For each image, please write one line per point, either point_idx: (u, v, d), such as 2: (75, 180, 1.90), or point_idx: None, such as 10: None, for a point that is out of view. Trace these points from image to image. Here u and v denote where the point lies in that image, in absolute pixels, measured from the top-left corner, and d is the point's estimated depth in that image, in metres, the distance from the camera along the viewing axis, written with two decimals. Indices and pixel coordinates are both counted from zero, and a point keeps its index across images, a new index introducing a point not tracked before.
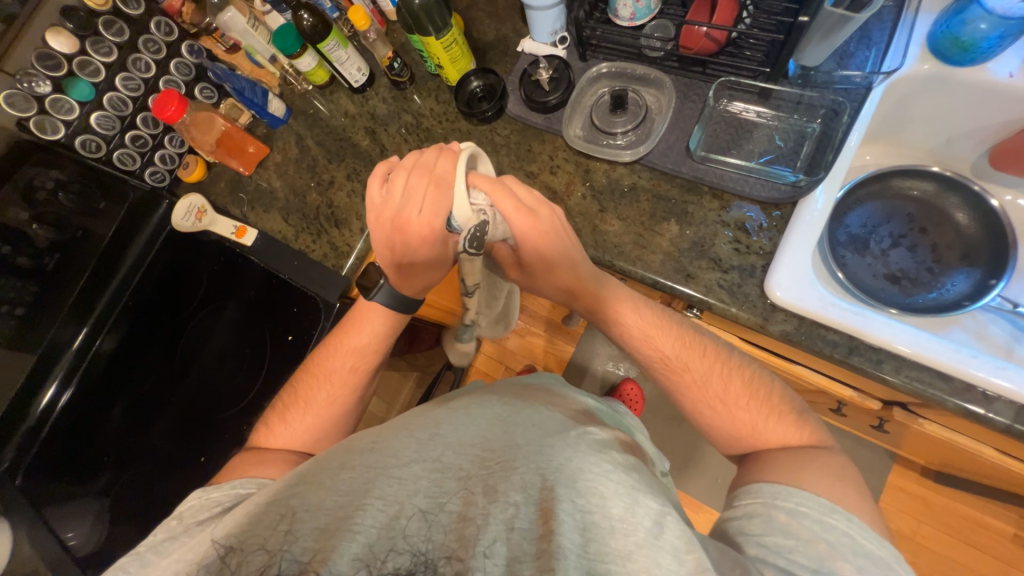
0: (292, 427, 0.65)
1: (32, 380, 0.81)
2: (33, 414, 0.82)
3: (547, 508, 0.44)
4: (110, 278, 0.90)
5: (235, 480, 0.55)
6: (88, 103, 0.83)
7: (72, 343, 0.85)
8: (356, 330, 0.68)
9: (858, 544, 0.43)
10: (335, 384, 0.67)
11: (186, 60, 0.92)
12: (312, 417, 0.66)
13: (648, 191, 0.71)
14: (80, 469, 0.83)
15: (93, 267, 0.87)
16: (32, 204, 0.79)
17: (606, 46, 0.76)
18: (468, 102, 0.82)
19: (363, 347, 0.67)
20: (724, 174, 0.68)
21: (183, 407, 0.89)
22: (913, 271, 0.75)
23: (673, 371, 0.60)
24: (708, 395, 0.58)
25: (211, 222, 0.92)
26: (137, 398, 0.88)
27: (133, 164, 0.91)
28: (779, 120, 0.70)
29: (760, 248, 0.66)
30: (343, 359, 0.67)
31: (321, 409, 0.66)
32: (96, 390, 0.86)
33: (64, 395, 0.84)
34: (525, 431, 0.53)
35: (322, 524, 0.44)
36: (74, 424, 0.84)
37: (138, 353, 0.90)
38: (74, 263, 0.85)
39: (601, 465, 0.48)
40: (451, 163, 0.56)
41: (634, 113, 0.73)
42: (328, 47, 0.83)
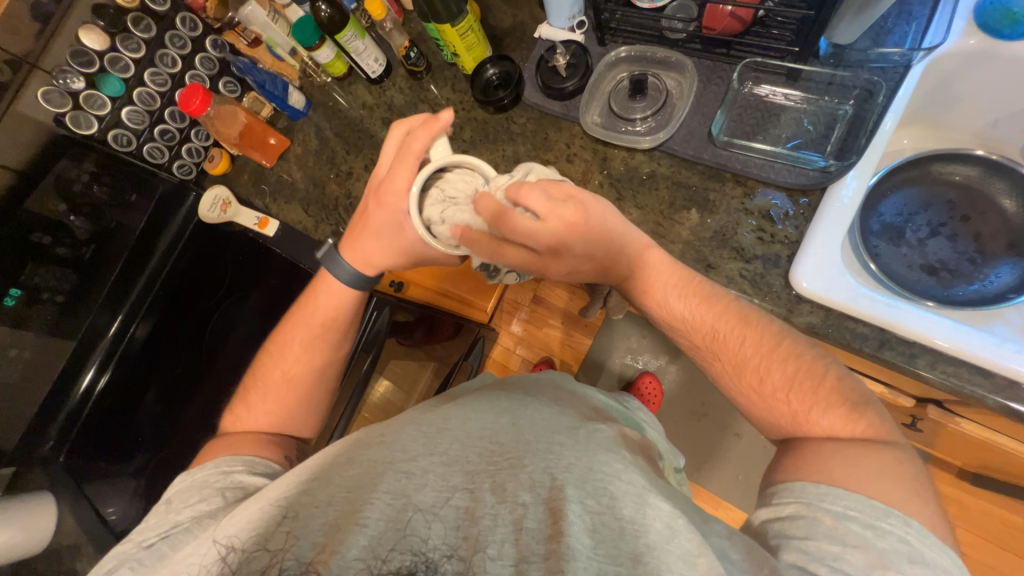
0: (259, 407, 0.67)
1: (70, 364, 0.85)
2: (73, 399, 0.86)
3: (555, 508, 0.44)
4: (143, 268, 0.93)
5: (218, 459, 0.57)
6: (120, 99, 0.86)
7: (107, 332, 0.89)
8: (308, 307, 0.69)
9: (915, 551, 0.41)
10: (295, 366, 0.68)
11: (210, 55, 0.94)
12: (274, 394, 0.67)
13: (667, 179, 0.69)
14: (118, 448, 0.87)
15: (125, 257, 0.90)
16: (70, 197, 0.83)
17: (625, 30, 0.73)
18: (484, 90, 0.81)
19: (313, 320, 0.68)
20: (749, 160, 0.65)
21: (216, 386, 0.94)
22: (952, 261, 0.71)
23: (709, 355, 0.58)
24: (742, 382, 0.55)
25: (235, 213, 0.97)
26: (167, 378, 0.92)
27: (163, 157, 0.95)
28: (808, 103, 0.67)
29: (786, 237, 0.64)
30: (294, 333, 0.68)
31: (282, 386, 0.68)
32: (131, 372, 0.90)
33: (101, 379, 0.88)
34: (534, 426, 0.53)
35: (334, 520, 0.45)
36: (111, 407, 0.87)
37: (171, 339, 0.93)
38: (109, 254, 0.88)
39: (612, 465, 0.48)
40: (426, 137, 0.55)
41: (654, 98, 0.71)
42: (346, 38, 0.83)
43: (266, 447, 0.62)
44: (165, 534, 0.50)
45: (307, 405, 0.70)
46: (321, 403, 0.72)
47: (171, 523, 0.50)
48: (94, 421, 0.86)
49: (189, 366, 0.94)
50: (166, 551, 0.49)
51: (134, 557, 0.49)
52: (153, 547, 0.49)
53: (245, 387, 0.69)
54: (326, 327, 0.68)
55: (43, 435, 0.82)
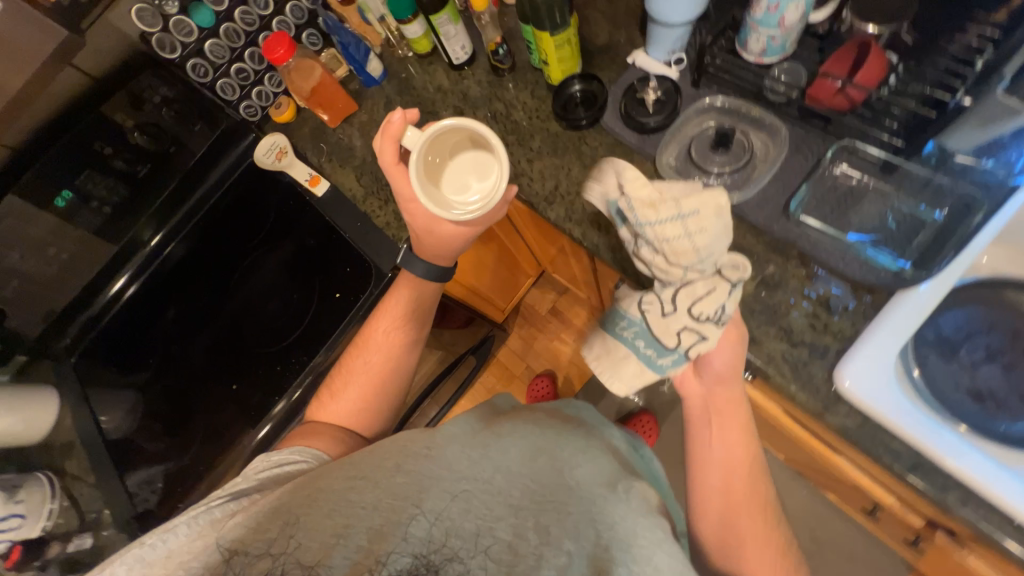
0: (340, 398, 0.69)
1: (111, 265, 0.95)
2: (104, 298, 0.96)
3: (600, 567, 0.45)
4: (192, 194, 0.98)
5: (288, 448, 0.61)
6: (207, 31, 0.86)
7: (146, 244, 0.97)
8: (388, 302, 0.73)
9: None
10: (377, 354, 0.70)
11: (302, 5, 0.92)
12: (359, 388, 0.69)
13: (730, 241, 0.67)
14: (120, 355, 0.95)
15: (176, 184, 0.96)
16: (138, 112, 0.87)
17: (719, 76, 0.71)
18: (564, 105, 0.80)
19: (396, 315, 0.72)
20: (818, 242, 0.63)
21: (220, 330, 0.97)
22: (1002, 392, 0.67)
23: (770, 516, 0.60)
24: (780, 555, 0.58)
25: (288, 164, 0.95)
26: (189, 302, 0.98)
27: (232, 96, 0.93)
28: (898, 200, 0.63)
29: (839, 331, 0.61)
30: (381, 324, 0.72)
31: (360, 376, 0.70)
32: (156, 285, 0.98)
33: (130, 288, 0.97)
34: (575, 469, 0.52)
35: (346, 523, 0.46)
36: (131, 315, 0.96)
37: (197, 266, 0.99)
38: (161, 176, 0.94)
39: (655, 533, 0.47)
40: (391, 146, 0.65)
41: (736, 155, 0.69)
42: (440, 20, 0.82)
43: (324, 442, 0.63)
44: (207, 513, 0.53)
45: (381, 401, 0.70)
46: (395, 402, 0.72)
47: (222, 494, 0.55)
48: (116, 324, 0.96)
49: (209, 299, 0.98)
50: (211, 517, 0.52)
51: (185, 519, 0.52)
52: (199, 511, 0.53)
53: (335, 377, 0.72)
54: (398, 325, 0.72)
55: (67, 327, 0.94)
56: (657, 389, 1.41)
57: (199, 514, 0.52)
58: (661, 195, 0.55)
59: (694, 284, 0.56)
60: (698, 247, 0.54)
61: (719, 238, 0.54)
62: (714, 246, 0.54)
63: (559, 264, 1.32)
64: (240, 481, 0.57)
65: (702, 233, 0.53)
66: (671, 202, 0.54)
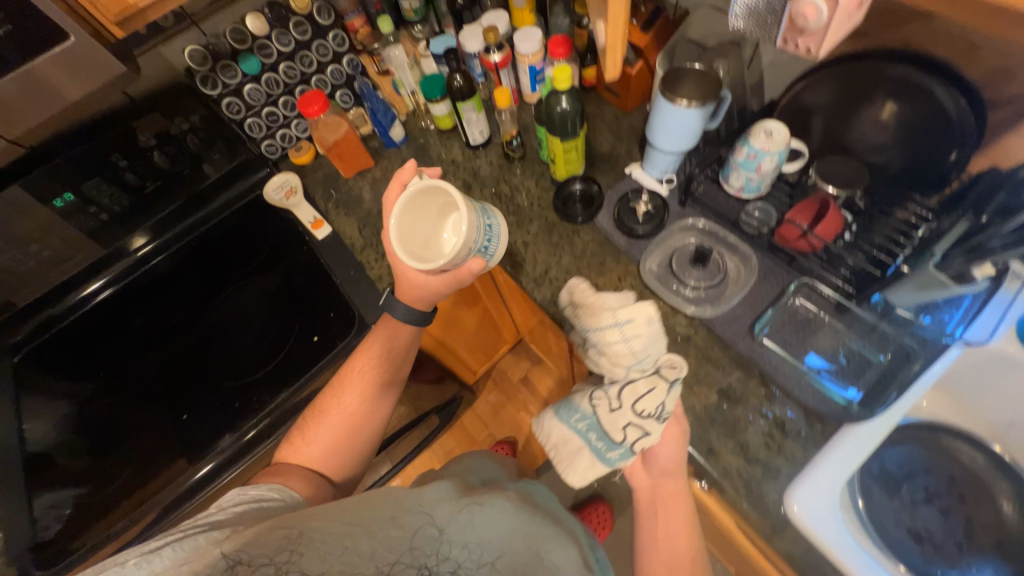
0: (314, 442, 0.67)
1: (90, 269, 0.94)
2: (72, 299, 0.93)
3: None
4: (195, 212, 0.99)
5: (268, 483, 0.60)
6: (250, 77, 0.92)
7: (136, 252, 0.96)
8: (367, 344, 0.73)
9: None
10: (361, 400, 0.70)
11: (342, 69, 1.02)
12: (332, 432, 0.68)
13: (698, 350, 0.72)
14: (86, 356, 0.95)
15: (180, 203, 0.98)
16: (163, 134, 0.91)
17: (702, 200, 0.80)
18: (565, 200, 0.88)
19: (375, 357, 0.72)
20: (778, 365, 0.68)
21: (184, 347, 1.03)
22: (940, 537, 0.70)
23: None
24: None
25: (296, 203, 0.98)
26: (169, 315, 1.02)
27: (257, 133, 0.99)
28: (849, 340, 0.68)
29: (791, 454, 0.64)
30: (358, 363, 0.72)
31: (336, 419, 0.69)
32: (130, 295, 0.96)
33: (102, 292, 0.94)
34: (553, 553, 0.53)
35: (344, 565, 0.46)
36: (101, 318, 0.95)
37: (184, 282, 1.01)
38: (168, 193, 0.97)
39: None
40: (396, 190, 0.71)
41: (712, 273, 0.75)
42: (464, 107, 0.91)
43: (304, 487, 0.61)
44: (196, 534, 0.51)
45: (353, 447, 0.69)
46: (369, 450, 0.71)
47: (205, 520, 0.53)
48: (80, 327, 0.94)
49: (192, 315, 1.04)
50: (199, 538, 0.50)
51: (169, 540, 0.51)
52: (187, 532, 0.52)
53: (309, 422, 0.69)
54: (379, 367, 0.72)
55: (27, 320, 0.91)
56: (615, 477, 1.40)
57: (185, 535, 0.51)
58: (602, 307, 0.69)
59: (637, 383, 0.64)
60: (635, 350, 0.65)
61: (653, 343, 0.66)
62: (649, 350, 0.66)
63: (537, 335, 1.35)
64: (221, 510, 0.54)
65: (636, 337, 0.65)
66: (609, 313, 0.67)
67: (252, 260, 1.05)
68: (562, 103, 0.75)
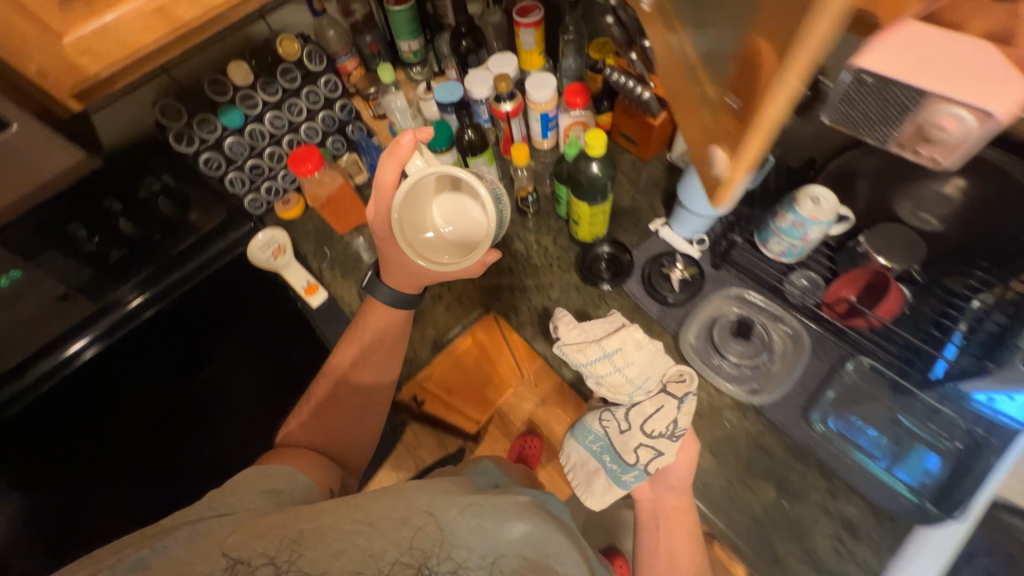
0: (316, 429, 0.65)
1: (72, 324, 0.75)
2: (55, 357, 0.75)
3: None
4: (184, 261, 0.81)
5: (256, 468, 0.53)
6: (232, 129, 0.82)
7: (127, 301, 0.78)
8: (359, 328, 0.71)
9: None
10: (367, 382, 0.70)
11: (334, 114, 0.90)
12: (328, 412, 0.67)
13: (749, 437, 0.66)
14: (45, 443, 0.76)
15: (156, 263, 0.80)
16: (132, 200, 0.79)
17: (738, 261, 0.74)
18: (589, 263, 0.81)
19: (377, 342, 0.70)
20: (840, 456, 0.62)
21: (153, 429, 0.88)
22: None
23: None
24: None
25: (286, 264, 0.87)
26: (146, 382, 0.86)
27: (240, 188, 0.88)
28: (913, 424, 0.64)
29: (863, 561, 0.58)
30: (348, 347, 0.70)
31: (330, 403, 0.67)
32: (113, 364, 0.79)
33: (89, 350, 0.76)
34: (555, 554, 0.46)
35: (356, 566, 0.40)
36: (87, 381, 0.78)
37: (166, 332, 0.83)
38: (141, 256, 0.80)
39: None
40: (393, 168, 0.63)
41: (756, 346, 0.69)
42: (476, 163, 0.84)
43: (313, 471, 0.56)
44: (201, 521, 0.45)
45: (351, 428, 0.68)
46: (372, 436, 0.70)
47: (205, 505, 0.47)
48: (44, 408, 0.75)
49: (173, 382, 0.89)
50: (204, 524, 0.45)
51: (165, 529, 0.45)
52: (187, 525, 0.45)
53: (305, 408, 0.67)
54: (385, 352, 0.71)
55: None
56: None
57: (185, 520, 0.45)
58: (588, 339, 0.66)
59: (642, 404, 0.63)
60: (631, 378, 0.64)
61: (652, 364, 0.64)
62: (648, 372, 0.64)
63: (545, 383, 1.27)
64: (227, 493, 0.49)
65: (630, 364, 0.64)
66: (597, 345, 0.65)
67: (249, 319, 0.92)
68: (593, 169, 0.69)
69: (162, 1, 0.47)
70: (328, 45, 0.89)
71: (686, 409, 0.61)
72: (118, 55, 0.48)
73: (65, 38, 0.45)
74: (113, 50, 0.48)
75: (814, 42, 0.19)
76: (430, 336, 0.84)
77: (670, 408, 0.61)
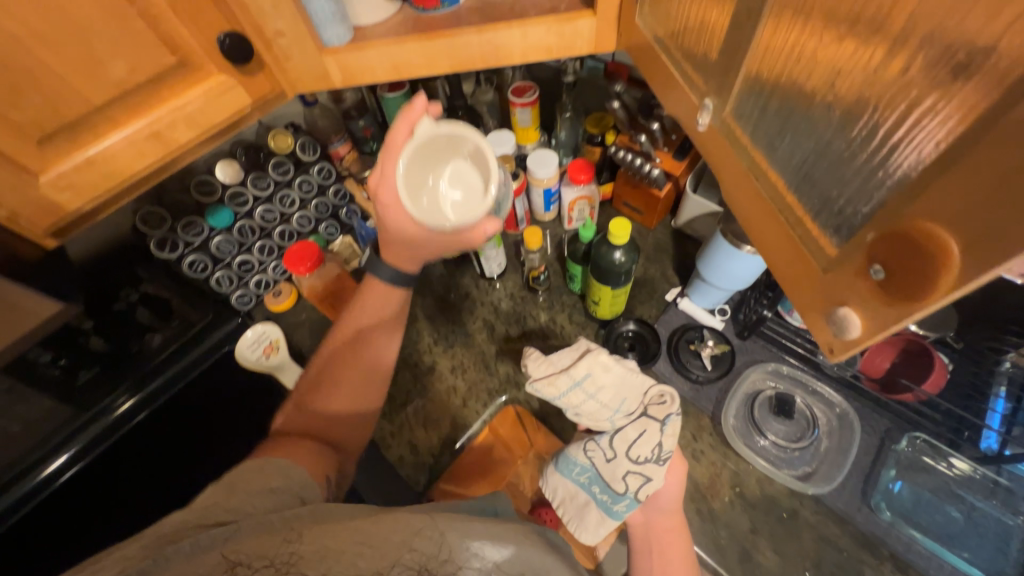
0: (310, 414, 0.54)
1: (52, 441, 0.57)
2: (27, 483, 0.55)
3: None
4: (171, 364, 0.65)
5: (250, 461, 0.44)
6: (220, 229, 0.76)
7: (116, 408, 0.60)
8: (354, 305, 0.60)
9: None
10: (377, 365, 0.59)
11: (328, 201, 0.85)
12: (331, 394, 0.55)
13: (812, 530, 0.61)
14: None
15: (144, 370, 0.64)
16: (104, 313, 0.65)
17: (769, 332, 0.71)
18: (614, 342, 0.77)
19: (371, 321, 0.59)
20: (911, 543, 0.59)
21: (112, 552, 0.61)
22: None
23: None
24: None
25: (280, 362, 0.75)
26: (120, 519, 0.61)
27: (228, 287, 0.80)
28: (975, 497, 0.60)
29: None
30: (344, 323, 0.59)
31: (332, 384, 0.56)
32: (101, 483, 0.59)
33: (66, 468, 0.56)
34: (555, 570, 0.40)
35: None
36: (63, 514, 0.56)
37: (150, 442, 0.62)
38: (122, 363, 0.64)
39: None
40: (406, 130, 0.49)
41: (800, 424, 0.66)
42: (485, 247, 0.80)
43: (311, 464, 0.46)
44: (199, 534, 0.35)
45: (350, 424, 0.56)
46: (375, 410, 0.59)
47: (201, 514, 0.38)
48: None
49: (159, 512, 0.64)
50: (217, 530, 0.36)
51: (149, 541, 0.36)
52: (175, 530, 0.36)
53: (301, 384, 0.58)
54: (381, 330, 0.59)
55: None
56: None
57: (185, 530, 0.36)
58: (554, 368, 0.57)
59: (624, 429, 0.55)
60: (606, 403, 0.56)
61: (626, 384, 0.56)
62: (623, 394, 0.56)
63: None
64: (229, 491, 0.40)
65: (603, 390, 0.56)
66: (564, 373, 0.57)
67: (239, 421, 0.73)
68: (616, 255, 0.66)
69: (155, 128, 0.43)
70: (320, 134, 0.86)
71: (670, 430, 0.53)
72: (104, 187, 0.43)
73: (42, 175, 0.40)
74: (99, 182, 0.43)
75: (1007, 257, 0.17)
76: (449, 436, 0.76)
77: (649, 431, 0.53)
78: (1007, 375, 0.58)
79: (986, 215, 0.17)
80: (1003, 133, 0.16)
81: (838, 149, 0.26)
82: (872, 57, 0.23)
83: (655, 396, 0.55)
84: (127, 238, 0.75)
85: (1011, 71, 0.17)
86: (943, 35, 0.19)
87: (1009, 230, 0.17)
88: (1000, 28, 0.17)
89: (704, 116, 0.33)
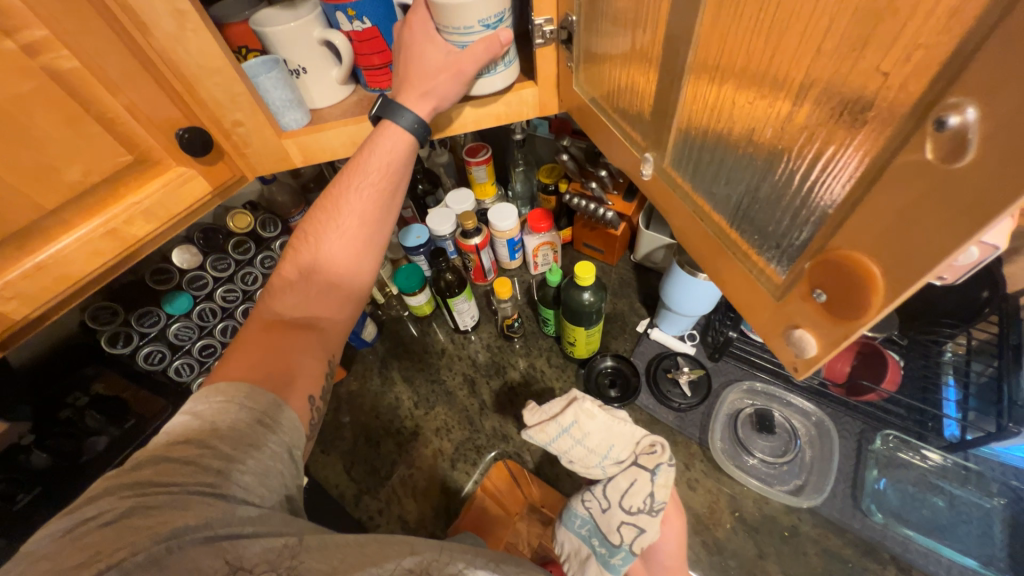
0: (303, 293, 0.51)
1: None
2: None
3: None
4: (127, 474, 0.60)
5: (236, 385, 0.41)
6: (178, 315, 0.73)
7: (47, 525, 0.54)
8: (363, 155, 0.51)
9: None
10: (364, 284, 0.56)
11: None
12: (333, 256, 0.53)
13: (815, 545, 0.61)
14: None
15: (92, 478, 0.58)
16: (46, 423, 0.59)
17: (737, 351, 0.75)
18: (594, 382, 0.78)
19: (378, 189, 0.53)
20: (908, 542, 0.60)
21: None
22: None
23: None
24: None
25: None
26: None
27: (189, 375, 0.74)
28: (953, 489, 0.63)
29: None
30: (349, 177, 0.52)
31: (333, 255, 0.53)
32: None
33: None
34: None
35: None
36: None
37: None
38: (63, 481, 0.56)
39: None
40: None
41: (782, 438, 0.68)
42: (457, 302, 0.80)
43: (296, 381, 0.46)
44: (209, 522, 0.33)
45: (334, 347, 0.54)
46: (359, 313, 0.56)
47: (198, 466, 0.36)
48: None
49: None
50: (228, 509, 0.35)
51: (145, 503, 0.33)
52: (176, 496, 0.34)
53: (289, 263, 0.53)
54: (377, 205, 0.54)
55: None
56: None
57: (189, 498, 0.34)
58: (544, 416, 0.57)
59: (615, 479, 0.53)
60: (593, 449, 0.55)
61: (613, 431, 0.55)
62: (610, 440, 0.55)
63: None
64: (223, 438, 0.38)
65: (590, 438, 0.55)
66: (553, 420, 0.56)
67: None
68: (585, 296, 0.68)
69: (113, 224, 0.43)
70: (279, 209, 0.86)
71: (660, 479, 0.51)
72: (55, 291, 0.41)
73: None
74: (50, 287, 0.41)
75: (920, 278, 0.20)
76: (441, 504, 0.72)
77: (638, 482, 0.52)
78: (951, 365, 0.64)
79: (898, 244, 0.20)
80: (892, 177, 0.20)
81: (767, 191, 0.29)
82: (780, 109, 0.26)
83: (646, 448, 0.54)
84: (76, 337, 0.70)
85: (890, 124, 0.20)
86: (831, 96, 0.23)
87: (914, 258, 0.20)
88: (873, 88, 0.21)
89: (648, 167, 0.38)
